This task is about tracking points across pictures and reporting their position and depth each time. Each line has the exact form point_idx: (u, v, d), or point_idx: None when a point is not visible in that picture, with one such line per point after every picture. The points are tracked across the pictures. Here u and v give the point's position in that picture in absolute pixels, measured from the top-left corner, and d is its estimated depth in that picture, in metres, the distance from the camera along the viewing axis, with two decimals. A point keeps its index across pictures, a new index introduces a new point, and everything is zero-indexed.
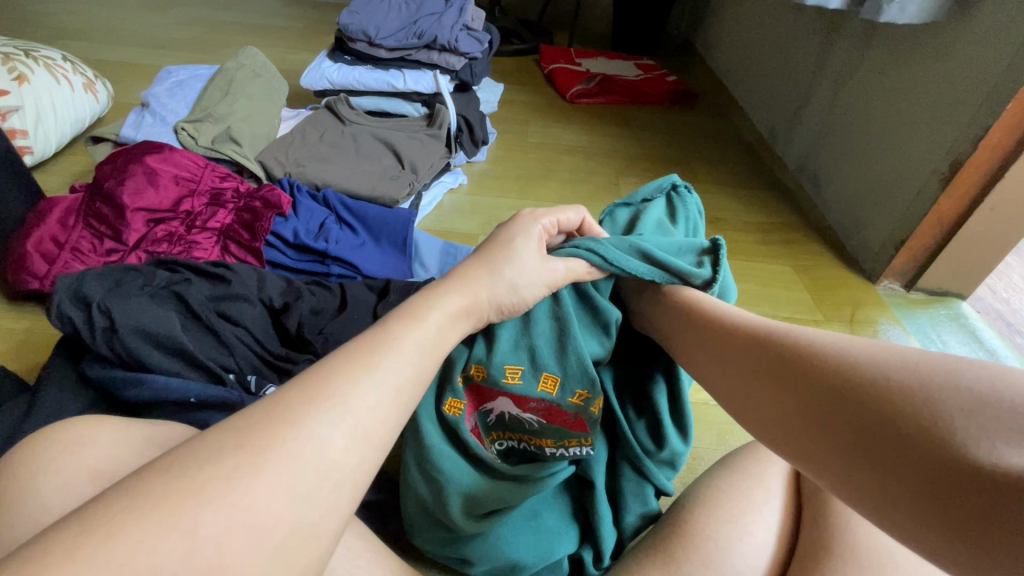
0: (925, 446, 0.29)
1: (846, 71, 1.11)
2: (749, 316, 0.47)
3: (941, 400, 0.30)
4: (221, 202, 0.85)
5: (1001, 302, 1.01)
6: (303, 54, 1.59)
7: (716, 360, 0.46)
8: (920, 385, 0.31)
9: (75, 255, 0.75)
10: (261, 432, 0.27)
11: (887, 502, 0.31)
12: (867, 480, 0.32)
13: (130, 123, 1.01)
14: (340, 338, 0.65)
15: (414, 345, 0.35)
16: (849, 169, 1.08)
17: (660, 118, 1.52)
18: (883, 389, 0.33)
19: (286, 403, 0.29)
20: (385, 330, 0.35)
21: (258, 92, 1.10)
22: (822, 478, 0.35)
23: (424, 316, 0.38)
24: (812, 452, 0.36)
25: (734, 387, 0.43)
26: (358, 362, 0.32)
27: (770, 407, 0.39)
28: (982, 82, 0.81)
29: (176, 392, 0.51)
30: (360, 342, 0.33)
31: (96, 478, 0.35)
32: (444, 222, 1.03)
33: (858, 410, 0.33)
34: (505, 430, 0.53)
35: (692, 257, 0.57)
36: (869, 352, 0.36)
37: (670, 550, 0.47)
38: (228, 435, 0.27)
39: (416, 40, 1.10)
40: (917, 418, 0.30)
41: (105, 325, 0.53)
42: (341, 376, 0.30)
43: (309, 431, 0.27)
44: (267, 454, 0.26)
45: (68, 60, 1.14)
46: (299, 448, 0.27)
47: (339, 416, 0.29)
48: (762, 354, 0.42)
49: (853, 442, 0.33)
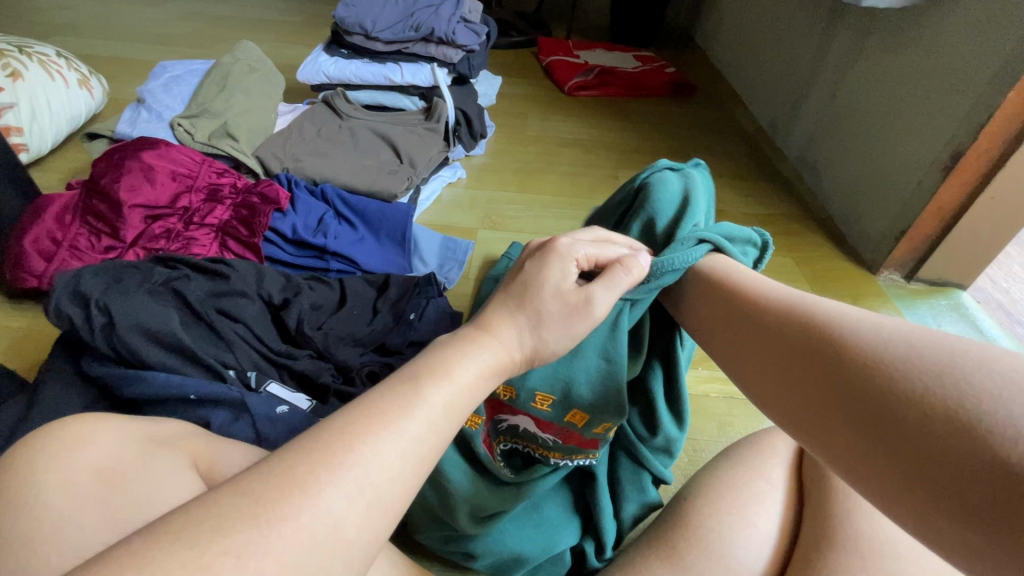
0: (947, 429, 0.29)
1: (846, 61, 1.10)
2: (765, 280, 0.45)
3: (970, 383, 0.29)
4: (218, 198, 0.85)
5: (1001, 292, 1.01)
6: (300, 48, 1.58)
7: (727, 329, 0.45)
8: (949, 367, 0.30)
9: (72, 252, 0.75)
10: (278, 501, 0.26)
11: (900, 482, 0.30)
12: (882, 460, 0.31)
13: (126, 119, 1.00)
14: (339, 334, 0.67)
15: (440, 407, 0.32)
16: (849, 160, 1.08)
17: (659, 109, 1.51)
18: (910, 369, 0.32)
19: (306, 467, 0.28)
20: (412, 386, 0.33)
21: (254, 87, 1.10)
22: (828, 447, 0.35)
23: (452, 372, 0.34)
24: (824, 427, 0.35)
25: (746, 359, 0.42)
26: (380, 423, 0.30)
27: (781, 379, 0.39)
28: (983, 70, 0.80)
29: (175, 389, 0.50)
30: (383, 398, 0.32)
31: (96, 477, 0.35)
32: (443, 216, 1.03)
33: (878, 386, 0.32)
34: (517, 440, 0.53)
35: (743, 245, 0.54)
36: (889, 328, 0.35)
37: (672, 542, 0.47)
38: (244, 500, 0.26)
39: (413, 33, 1.09)
40: (944, 401, 0.30)
41: (105, 320, 0.53)
42: (362, 441, 0.29)
43: (324, 502, 0.27)
44: (281, 527, 0.26)
45: (62, 56, 1.13)
46: (313, 523, 0.26)
47: (357, 486, 0.28)
48: (775, 324, 0.41)
49: (867, 419, 0.32)
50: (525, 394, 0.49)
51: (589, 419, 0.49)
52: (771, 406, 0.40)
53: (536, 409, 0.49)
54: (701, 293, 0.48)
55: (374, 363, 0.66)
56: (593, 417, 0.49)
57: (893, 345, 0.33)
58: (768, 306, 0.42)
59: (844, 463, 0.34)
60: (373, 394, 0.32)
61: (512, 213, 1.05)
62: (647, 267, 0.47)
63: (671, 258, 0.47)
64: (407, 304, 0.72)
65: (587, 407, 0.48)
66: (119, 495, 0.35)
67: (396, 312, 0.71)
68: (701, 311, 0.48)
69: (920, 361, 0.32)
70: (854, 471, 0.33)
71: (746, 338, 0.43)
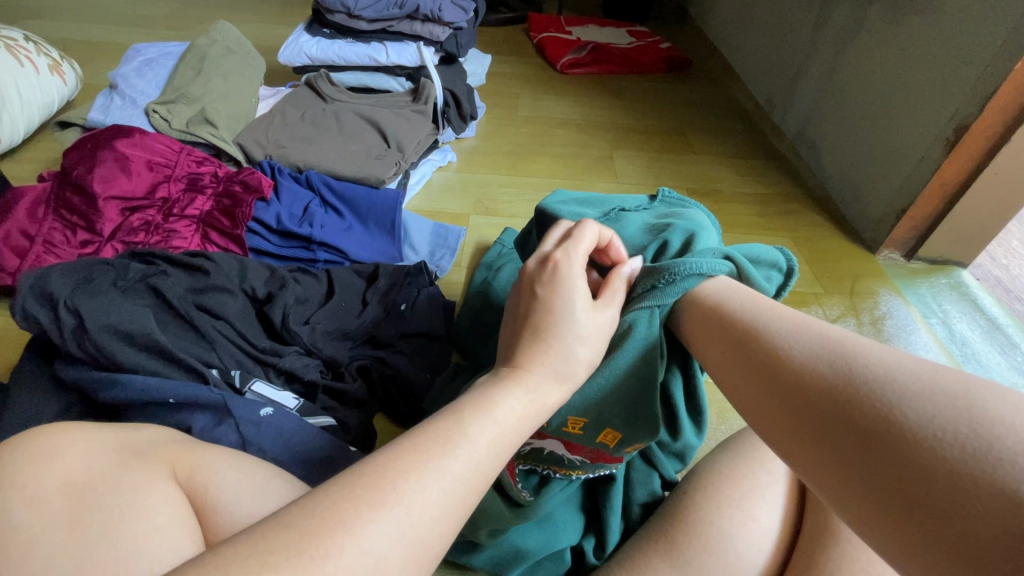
0: (954, 456, 0.26)
1: (846, 33, 1.07)
2: (767, 299, 0.42)
3: (983, 410, 0.27)
4: (199, 188, 0.82)
5: (1001, 268, 1.00)
6: (281, 28, 1.53)
7: (713, 337, 0.41)
8: (963, 392, 0.28)
9: (47, 247, 0.72)
10: (322, 537, 0.25)
11: (888, 507, 0.27)
12: (871, 482, 0.28)
13: (99, 106, 0.96)
14: (327, 328, 0.64)
15: (485, 445, 0.31)
16: (849, 136, 1.05)
17: (654, 87, 1.47)
18: (917, 389, 0.29)
19: (350, 503, 0.26)
20: (458, 421, 0.31)
21: (232, 70, 1.05)
22: (821, 472, 0.31)
23: (497, 409, 0.33)
24: (808, 442, 0.32)
25: (730, 370, 0.39)
26: (425, 459, 0.29)
27: (767, 392, 0.35)
28: (990, 41, 0.77)
29: (153, 393, 0.48)
30: (428, 432, 0.31)
31: (63, 492, 0.33)
32: (433, 201, 1.00)
33: (877, 404, 0.29)
34: (536, 461, 0.49)
35: (764, 269, 0.53)
36: (908, 357, 0.32)
37: (671, 536, 0.46)
38: (291, 534, 0.25)
39: (398, 10, 1.05)
40: (955, 428, 0.27)
41: (74, 323, 0.50)
42: (406, 477, 0.28)
43: (367, 541, 0.25)
44: (324, 567, 0.24)
45: (30, 40, 1.08)
46: (356, 562, 0.25)
47: (400, 527, 0.26)
48: (768, 333, 0.37)
49: (860, 437, 0.29)
50: (557, 418, 0.45)
51: (622, 438, 0.46)
52: (753, 419, 0.37)
53: (566, 431, 0.46)
54: (694, 303, 0.44)
55: (364, 357, 0.65)
56: (625, 437, 0.46)
57: (904, 365, 0.31)
58: (765, 317, 0.39)
59: (826, 483, 0.31)
60: (415, 430, 0.31)
61: (504, 197, 1.02)
62: (663, 270, 0.44)
63: (693, 262, 0.45)
64: (397, 294, 0.70)
65: (623, 430, 0.45)
66: (87, 510, 0.33)
67: (387, 304, 0.69)
68: (691, 324, 0.44)
69: (930, 382, 0.29)
70: (836, 492, 0.30)
71: (733, 348, 0.39)
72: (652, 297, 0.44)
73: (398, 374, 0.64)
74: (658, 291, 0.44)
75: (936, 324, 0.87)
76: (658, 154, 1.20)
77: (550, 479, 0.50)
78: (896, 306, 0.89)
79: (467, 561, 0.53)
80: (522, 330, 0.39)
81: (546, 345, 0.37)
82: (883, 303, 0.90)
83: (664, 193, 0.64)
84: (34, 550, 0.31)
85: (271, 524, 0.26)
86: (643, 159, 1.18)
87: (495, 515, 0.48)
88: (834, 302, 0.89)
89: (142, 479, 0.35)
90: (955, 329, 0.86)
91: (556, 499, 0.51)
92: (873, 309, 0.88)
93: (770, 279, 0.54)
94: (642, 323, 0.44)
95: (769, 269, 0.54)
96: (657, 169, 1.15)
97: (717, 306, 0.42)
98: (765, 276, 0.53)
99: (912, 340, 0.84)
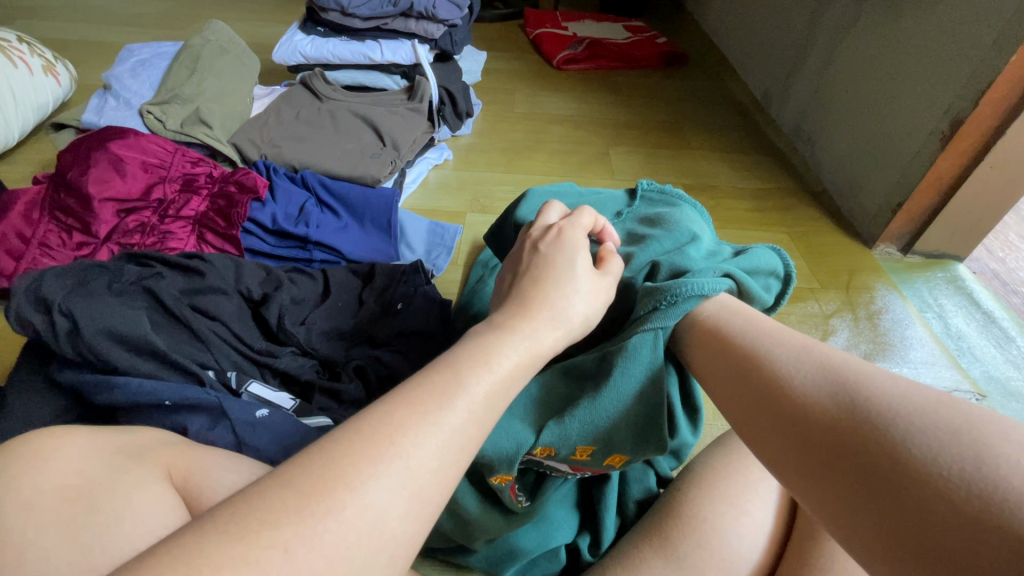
0: (960, 494, 0.26)
1: (842, 26, 1.06)
2: (772, 324, 0.42)
3: (988, 449, 0.27)
4: (194, 189, 0.82)
5: (998, 262, 1.00)
6: (276, 27, 1.52)
7: (715, 364, 0.42)
8: (966, 429, 0.28)
9: (43, 250, 0.72)
10: (323, 495, 0.25)
11: (891, 542, 0.28)
12: (875, 517, 0.29)
13: (93, 108, 0.96)
14: (324, 329, 0.65)
15: (483, 396, 0.31)
16: (845, 131, 1.05)
17: (651, 82, 1.47)
18: (922, 426, 0.29)
19: (349, 459, 0.26)
20: (454, 374, 0.31)
21: (226, 69, 1.05)
22: (825, 505, 0.31)
23: (493, 360, 0.33)
24: (811, 471, 0.32)
25: (730, 395, 0.40)
26: (421, 414, 0.29)
27: (773, 423, 0.36)
28: (985, 34, 0.77)
29: (149, 395, 0.48)
30: (423, 386, 0.30)
31: (61, 495, 0.33)
32: (429, 200, 1.00)
33: (882, 437, 0.30)
34: (536, 465, 0.48)
35: (762, 277, 0.53)
36: (911, 391, 0.32)
37: (666, 532, 0.46)
38: (290, 493, 0.25)
39: (392, 8, 1.04)
40: (958, 465, 0.27)
41: (68, 326, 0.50)
42: (403, 431, 0.28)
43: (368, 496, 0.25)
44: (326, 521, 0.24)
45: (24, 41, 1.08)
46: (358, 518, 0.25)
47: (399, 479, 0.26)
48: (770, 360, 0.38)
49: (865, 470, 0.30)
50: (564, 448, 0.44)
51: (628, 460, 0.46)
52: (752, 444, 0.37)
53: (574, 458, 0.46)
54: (698, 327, 0.45)
55: (360, 356, 0.64)
56: (632, 459, 0.46)
57: (907, 398, 0.31)
58: (769, 343, 0.40)
59: (828, 513, 0.31)
60: (410, 382, 0.31)
61: (501, 195, 1.02)
62: (664, 291, 0.45)
63: (698, 283, 0.45)
64: (394, 293, 0.70)
65: (633, 455, 0.45)
66: (86, 513, 0.33)
67: (383, 302, 0.69)
68: (693, 348, 0.45)
69: (935, 418, 0.30)
70: (839, 523, 0.30)
71: (737, 375, 0.40)
72: (655, 319, 0.45)
73: (395, 375, 0.62)
74: (660, 312, 0.45)
75: (933, 318, 0.87)
76: (655, 150, 1.19)
77: (546, 478, 0.49)
78: (892, 301, 0.89)
79: (462, 560, 0.53)
80: (523, 280, 0.41)
81: (547, 296, 0.39)
82: (879, 297, 0.90)
83: (645, 184, 0.64)
84: (29, 551, 0.31)
85: (269, 481, 0.26)
86: (640, 155, 1.17)
87: (491, 524, 0.48)
88: (830, 297, 0.89)
89: (138, 481, 0.35)
90: (951, 324, 0.87)
91: (551, 502, 0.50)
92: (869, 303, 0.89)
93: (768, 288, 0.54)
94: (647, 347, 0.45)
95: (768, 278, 0.54)
96: (653, 165, 1.15)
97: (719, 330, 0.43)
98: (762, 284, 0.53)
99: (907, 334, 0.84)
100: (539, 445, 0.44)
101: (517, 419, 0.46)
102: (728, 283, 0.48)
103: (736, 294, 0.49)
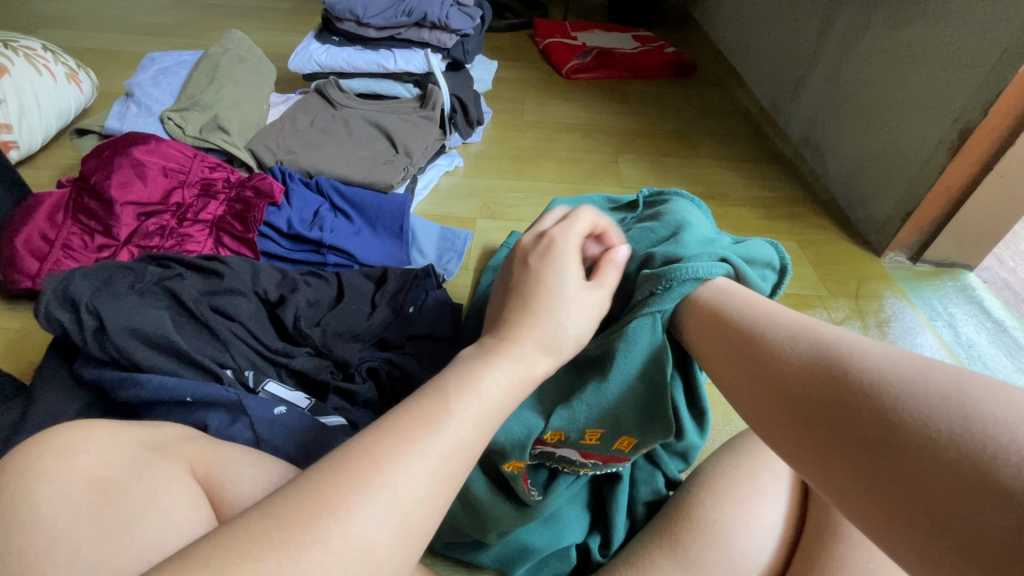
0: (951, 454, 0.27)
1: (850, 37, 1.07)
2: (764, 300, 0.43)
3: (978, 412, 0.28)
4: (212, 194, 0.84)
5: (1009, 271, 0.99)
6: (291, 36, 1.55)
7: (710, 344, 0.43)
8: (954, 391, 0.29)
9: (66, 252, 0.74)
10: (307, 524, 0.25)
11: (893, 511, 0.29)
12: (876, 485, 0.30)
13: (114, 114, 0.98)
14: (338, 329, 0.66)
15: (471, 421, 0.31)
16: (853, 140, 1.06)
17: (659, 91, 1.48)
18: (912, 394, 0.30)
19: (335, 488, 0.27)
20: (442, 398, 0.32)
21: (244, 77, 1.07)
22: (828, 480, 0.32)
23: (482, 383, 0.33)
24: (812, 449, 0.33)
25: (728, 375, 0.41)
26: (408, 439, 0.29)
27: (771, 400, 0.37)
28: (993, 45, 0.78)
29: (174, 393, 0.50)
30: (414, 412, 0.31)
31: (88, 487, 0.34)
32: (441, 205, 1.01)
33: (874, 406, 0.31)
34: (547, 458, 0.49)
35: (760, 269, 0.54)
36: (900, 357, 0.33)
37: (675, 533, 0.47)
38: (272, 523, 0.26)
39: (406, 18, 1.07)
40: (949, 428, 0.28)
41: (95, 325, 0.52)
42: (390, 460, 0.28)
43: (353, 525, 0.26)
44: (309, 553, 0.25)
45: (48, 51, 1.11)
46: (344, 546, 0.25)
47: (386, 507, 0.27)
48: (763, 339, 0.39)
49: (862, 442, 0.31)
50: (574, 432, 0.46)
51: (638, 443, 0.47)
52: (754, 424, 0.38)
53: (584, 442, 0.47)
54: (692, 308, 0.45)
55: (373, 359, 0.65)
56: (641, 442, 0.47)
57: (897, 368, 0.32)
58: (761, 320, 0.40)
59: (832, 487, 0.32)
60: (397, 410, 0.31)
61: (510, 201, 1.03)
62: (661, 276, 0.45)
63: (692, 266, 0.45)
64: (406, 297, 0.71)
65: (641, 436, 0.46)
66: (112, 505, 0.34)
67: (395, 306, 0.70)
68: (689, 329, 0.45)
69: (924, 384, 0.30)
70: (843, 497, 0.31)
71: (733, 355, 0.41)
72: (652, 303, 0.45)
73: (408, 376, 0.64)
74: (657, 297, 0.45)
75: (943, 327, 0.87)
76: (664, 158, 1.21)
77: (558, 475, 0.50)
78: (901, 309, 0.89)
79: (473, 559, 0.54)
80: (508, 301, 0.40)
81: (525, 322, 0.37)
82: (888, 305, 0.90)
83: (645, 194, 0.67)
84: (59, 541, 0.32)
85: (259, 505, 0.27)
86: (648, 162, 1.19)
87: (502, 517, 0.48)
88: (839, 305, 0.89)
89: (164, 475, 0.37)
90: (961, 332, 0.87)
91: (562, 499, 0.51)
92: (878, 311, 0.89)
93: (766, 278, 0.55)
94: (646, 330, 0.44)
95: (764, 269, 0.54)
96: (661, 172, 1.16)
97: (711, 309, 0.44)
98: (760, 275, 0.54)
99: (917, 342, 0.84)
100: (549, 428, 0.46)
101: (526, 407, 0.48)
102: (726, 268, 0.47)
103: (734, 278, 0.49)
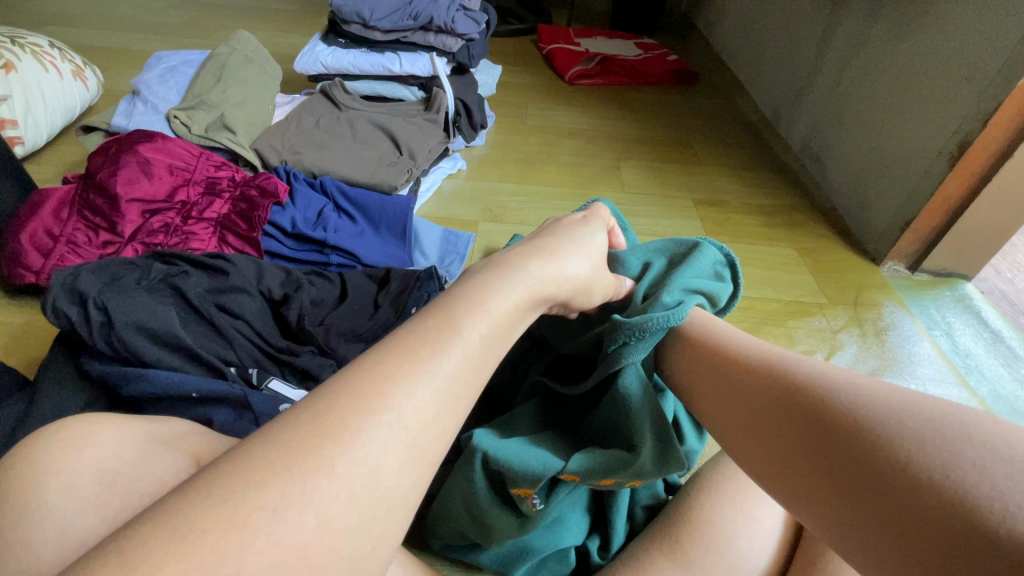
0: (934, 498, 0.29)
1: (853, 47, 1.08)
2: (754, 339, 0.45)
3: (953, 457, 0.30)
4: (217, 192, 0.84)
5: (1005, 282, 1.00)
6: (297, 37, 1.56)
7: (707, 380, 0.45)
8: (929, 436, 0.31)
9: (71, 247, 0.74)
10: (310, 451, 0.26)
11: (879, 548, 0.30)
12: (864, 520, 0.31)
13: (121, 112, 0.99)
14: (340, 328, 0.65)
15: (477, 340, 0.33)
16: (852, 149, 1.07)
17: (661, 98, 1.49)
18: (889, 435, 0.32)
19: (338, 416, 0.27)
20: (446, 320, 0.33)
21: (250, 78, 1.08)
22: (817, 517, 0.33)
23: (491, 301, 0.36)
24: (802, 481, 0.35)
25: (721, 410, 0.43)
26: (413, 361, 0.30)
27: (766, 438, 0.38)
28: (993, 58, 0.79)
29: (177, 387, 0.50)
30: (415, 335, 0.32)
31: (98, 479, 0.34)
32: (443, 208, 1.02)
33: (861, 443, 0.32)
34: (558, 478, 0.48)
35: (714, 270, 0.57)
36: (882, 394, 0.34)
37: (675, 535, 0.47)
38: (275, 451, 0.26)
39: (412, 21, 1.07)
40: (928, 472, 0.29)
41: (101, 320, 0.53)
42: (395, 383, 0.29)
43: (360, 450, 0.26)
44: (315, 479, 0.25)
45: (54, 47, 1.11)
46: (350, 473, 0.26)
47: (394, 432, 0.28)
48: (749, 376, 0.41)
49: (848, 479, 0.32)
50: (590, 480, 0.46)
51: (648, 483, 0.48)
52: (744, 463, 0.40)
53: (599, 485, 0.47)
54: (680, 348, 0.48)
55: None
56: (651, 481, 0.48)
57: (872, 407, 0.33)
58: (744, 358, 0.43)
59: (824, 525, 0.33)
60: (399, 335, 0.32)
61: (513, 205, 1.04)
62: (632, 327, 0.47)
63: (663, 315, 0.47)
64: (408, 297, 0.70)
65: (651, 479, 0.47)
66: (120, 498, 0.34)
67: (398, 307, 0.70)
68: (679, 361, 0.48)
69: (900, 425, 0.32)
70: (834, 532, 0.32)
71: (728, 390, 0.42)
72: (628, 354, 0.47)
73: None
74: (630, 347, 0.47)
75: (940, 336, 0.88)
76: (666, 164, 1.21)
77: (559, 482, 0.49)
78: (900, 318, 0.90)
79: (473, 558, 0.54)
80: (539, 236, 0.49)
81: (557, 246, 0.45)
82: (887, 314, 0.90)
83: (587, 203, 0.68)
84: (68, 534, 0.32)
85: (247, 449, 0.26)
86: (649, 168, 1.19)
87: (502, 520, 0.48)
88: (839, 313, 0.90)
89: (171, 468, 0.37)
90: (959, 342, 0.87)
91: (566, 506, 0.51)
92: (876, 320, 0.89)
93: (722, 275, 0.58)
94: (632, 380, 0.47)
95: (717, 266, 0.58)
96: (662, 178, 1.17)
97: (702, 342, 0.46)
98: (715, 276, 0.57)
99: (915, 351, 0.84)
100: (567, 471, 0.46)
101: (545, 449, 0.48)
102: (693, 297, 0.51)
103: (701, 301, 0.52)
